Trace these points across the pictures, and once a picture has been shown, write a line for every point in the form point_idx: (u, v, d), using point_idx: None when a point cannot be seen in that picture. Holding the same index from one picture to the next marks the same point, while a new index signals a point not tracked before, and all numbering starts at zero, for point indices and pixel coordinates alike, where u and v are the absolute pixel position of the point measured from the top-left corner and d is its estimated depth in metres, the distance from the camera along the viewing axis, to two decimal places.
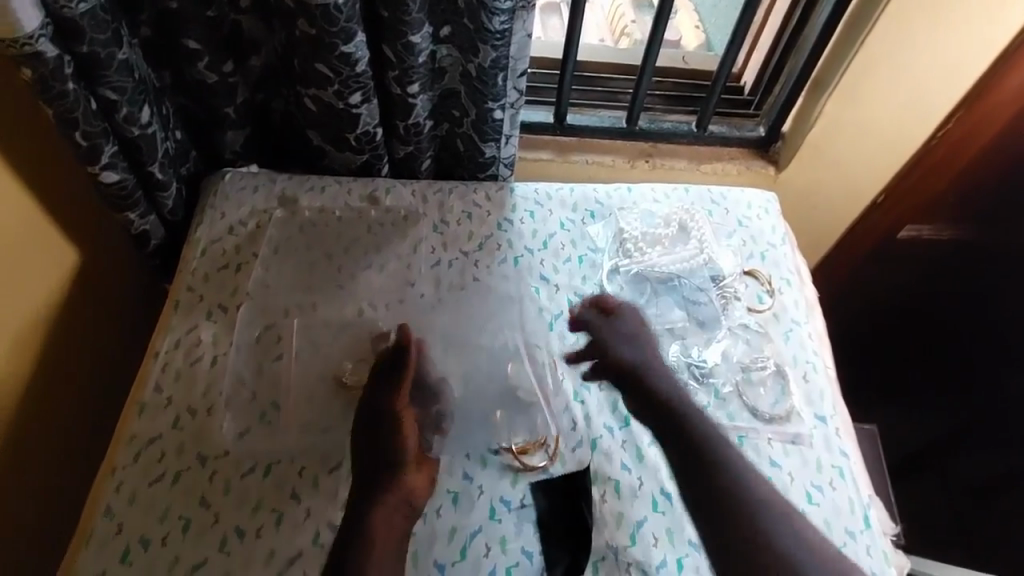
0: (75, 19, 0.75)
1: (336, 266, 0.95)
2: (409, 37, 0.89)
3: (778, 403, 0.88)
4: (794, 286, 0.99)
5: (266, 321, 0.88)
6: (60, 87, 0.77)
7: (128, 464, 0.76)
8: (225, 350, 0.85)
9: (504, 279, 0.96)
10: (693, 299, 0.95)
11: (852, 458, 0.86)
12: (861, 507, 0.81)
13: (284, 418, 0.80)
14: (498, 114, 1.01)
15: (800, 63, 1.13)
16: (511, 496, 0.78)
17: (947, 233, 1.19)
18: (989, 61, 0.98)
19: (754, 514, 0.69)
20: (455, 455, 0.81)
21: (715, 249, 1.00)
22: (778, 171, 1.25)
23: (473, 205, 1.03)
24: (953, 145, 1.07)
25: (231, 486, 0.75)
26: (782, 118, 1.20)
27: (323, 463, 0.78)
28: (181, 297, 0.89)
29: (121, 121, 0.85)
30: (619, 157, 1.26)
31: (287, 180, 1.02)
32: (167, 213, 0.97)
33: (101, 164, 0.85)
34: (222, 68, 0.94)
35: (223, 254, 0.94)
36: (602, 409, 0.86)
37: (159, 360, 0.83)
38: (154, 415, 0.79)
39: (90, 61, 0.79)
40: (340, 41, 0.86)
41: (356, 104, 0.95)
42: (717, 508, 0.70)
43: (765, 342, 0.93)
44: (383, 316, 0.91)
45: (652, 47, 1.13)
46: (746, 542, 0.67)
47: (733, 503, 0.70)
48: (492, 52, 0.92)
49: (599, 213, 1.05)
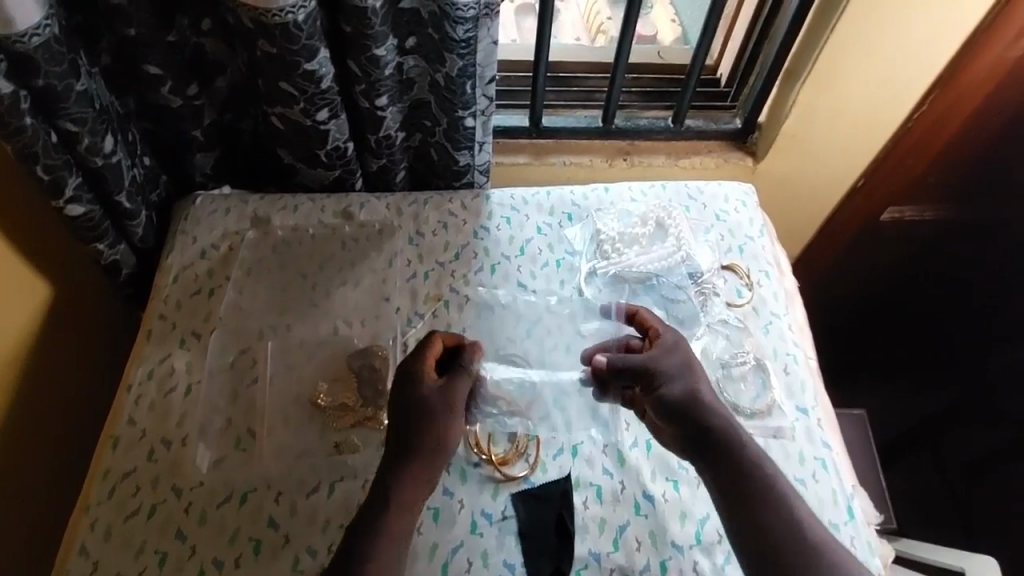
0: (30, 52, 0.73)
1: (309, 285, 0.95)
2: (374, 50, 0.87)
3: (760, 397, 0.86)
4: (774, 278, 0.98)
5: (240, 345, 0.88)
6: (17, 123, 0.76)
7: (103, 499, 0.76)
8: (199, 378, 0.84)
9: (481, 288, 0.95)
10: (672, 298, 0.95)
11: (834, 449, 0.85)
12: (844, 498, 0.80)
13: (259, 446, 0.80)
14: (469, 121, 0.99)
15: (772, 54, 1.10)
16: (492, 509, 0.77)
17: (930, 213, 1.23)
18: (967, 31, 0.98)
19: (788, 517, 0.63)
20: None
21: (693, 245, 0.99)
22: (755, 162, 1.22)
23: (448, 214, 1.01)
24: (926, 127, 1.11)
25: (207, 515, 0.75)
26: (758, 110, 1.17)
27: (300, 487, 0.77)
28: (153, 326, 0.89)
29: (84, 151, 0.83)
30: (596, 157, 1.25)
31: (259, 201, 1.01)
32: (137, 241, 0.97)
33: (65, 197, 0.84)
34: (186, 92, 0.93)
35: (195, 279, 0.93)
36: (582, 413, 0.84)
37: (131, 393, 0.83)
38: (128, 448, 0.79)
39: (46, 94, 0.77)
40: (303, 58, 0.84)
41: (324, 121, 0.93)
42: (754, 512, 0.64)
43: (746, 337, 0.91)
44: (358, 333, 0.90)
45: (624, 44, 1.11)
46: (762, 508, 0.64)
47: (768, 509, 0.64)
48: (459, 60, 0.90)
49: (576, 215, 1.03)
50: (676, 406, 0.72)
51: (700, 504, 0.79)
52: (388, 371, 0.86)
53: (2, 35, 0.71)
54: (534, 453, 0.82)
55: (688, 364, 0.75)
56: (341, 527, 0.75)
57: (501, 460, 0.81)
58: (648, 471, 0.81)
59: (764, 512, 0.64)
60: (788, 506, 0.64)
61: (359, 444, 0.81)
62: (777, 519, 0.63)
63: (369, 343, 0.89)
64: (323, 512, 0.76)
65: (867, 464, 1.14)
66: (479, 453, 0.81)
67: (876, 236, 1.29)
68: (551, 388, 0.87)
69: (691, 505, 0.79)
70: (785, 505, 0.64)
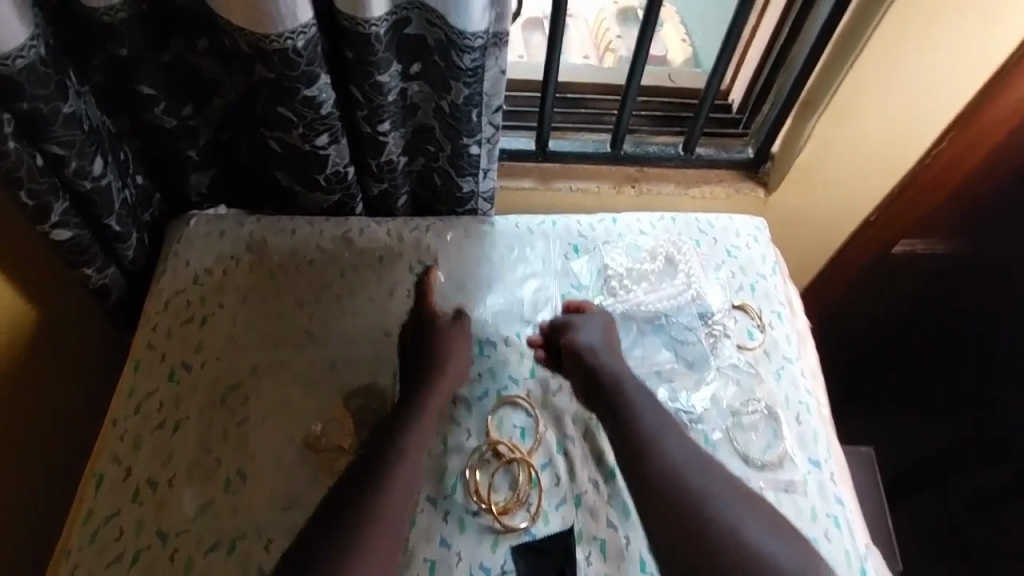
0: (14, 74, 0.70)
1: (305, 314, 0.91)
2: (377, 76, 0.84)
3: (770, 449, 0.84)
4: (786, 318, 0.95)
5: (232, 378, 0.84)
6: (1, 148, 0.72)
7: (85, 544, 0.72)
8: (188, 413, 0.81)
9: (484, 320, 0.93)
10: (681, 339, 0.92)
11: (847, 505, 0.83)
12: (858, 559, 0.78)
13: (248, 488, 0.77)
14: (475, 149, 0.96)
15: (789, 84, 1.08)
16: (492, 563, 0.74)
17: (941, 245, 1.20)
18: (992, 66, 0.95)
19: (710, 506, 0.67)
20: (431, 518, 0.76)
21: (703, 283, 0.97)
22: (767, 193, 1.20)
23: (451, 242, 0.98)
24: (945, 164, 1.08)
25: (194, 563, 0.72)
26: (771, 140, 1.15)
27: (291, 534, 0.74)
28: (142, 357, 0.85)
29: (72, 174, 0.80)
30: (604, 183, 1.21)
31: (255, 223, 0.97)
32: (127, 264, 0.93)
33: (51, 222, 0.81)
34: (181, 112, 0.90)
35: (186, 306, 0.90)
36: (585, 461, 0.82)
37: (117, 428, 0.80)
38: (111, 489, 0.75)
39: (32, 117, 0.73)
40: (303, 84, 0.81)
41: (323, 146, 0.90)
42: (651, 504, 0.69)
43: (758, 383, 0.89)
44: (355, 367, 0.87)
45: (636, 66, 1.08)
46: (659, 501, 0.69)
47: (681, 506, 0.67)
48: (465, 89, 0.87)
49: (582, 246, 1.00)
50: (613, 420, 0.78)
51: None
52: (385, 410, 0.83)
53: None
54: (535, 501, 0.79)
55: (611, 349, 0.86)
56: None
57: (501, 508, 0.77)
58: None
59: (658, 504, 0.68)
60: (685, 497, 0.68)
61: None
62: (669, 507, 0.68)
63: (367, 379, 0.86)
64: None
65: (875, 507, 1.12)
66: (478, 500, 0.78)
67: (886, 270, 1.26)
68: (555, 433, 0.84)
69: None
70: (678, 496, 0.68)
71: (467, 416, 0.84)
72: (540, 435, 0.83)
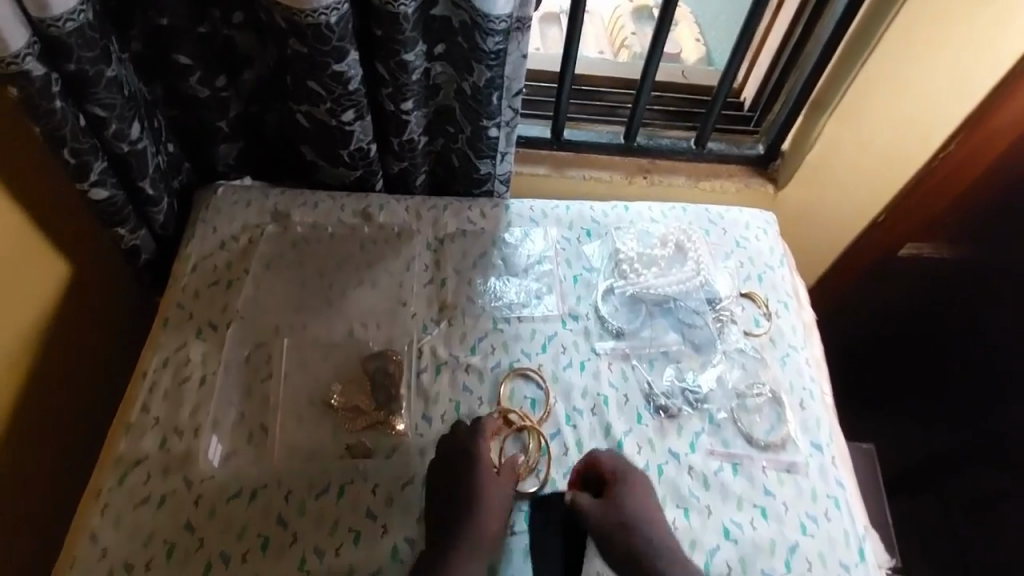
0: (63, 37, 0.73)
1: (327, 283, 0.95)
2: (403, 55, 0.87)
3: (774, 430, 0.88)
4: (792, 309, 0.99)
5: (257, 339, 0.88)
6: (47, 106, 0.75)
7: (114, 486, 0.76)
8: (215, 369, 0.85)
9: (495, 299, 0.95)
10: (688, 322, 0.96)
11: (848, 488, 0.86)
12: (856, 540, 0.81)
13: (270, 442, 0.81)
14: (493, 131, 0.99)
15: (800, 83, 1.13)
16: (500, 524, 0.78)
17: (948, 251, 1.19)
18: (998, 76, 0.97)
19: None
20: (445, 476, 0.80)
21: (712, 270, 1.00)
22: (776, 189, 1.25)
23: (467, 221, 1.02)
24: (955, 167, 1.08)
25: (217, 509, 0.75)
26: (781, 137, 1.20)
27: (311, 488, 0.77)
28: (170, 315, 0.88)
29: (111, 137, 0.83)
30: (617, 173, 1.24)
31: (280, 196, 1.00)
32: (157, 227, 0.97)
33: (90, 181, 0.84)
34: (214, 83, 0.93)
35: (214, 270, 0.93)
36: (592, 432, 0.85)
37: (146, 380, 0.83)
38: (140, 435, 0.79)
39: (78, 78, 0.77)
40: (333, 59, 0.84)
41: (349, 122, 0.93)
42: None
43: (763, 368, 0.93)
44: (374, 335, 0.91)
45: (652, 59, 1.11)
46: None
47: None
48: (487, 71, 0.90)
49: (594, 231, 1.03)
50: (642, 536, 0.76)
51: (711, 534, 0.80)
52: (401, 377, 0.86)
53: (37, 18, 0.71)
54: (544, 470, 0.82)
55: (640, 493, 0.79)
56: (350, 530, 0.75)
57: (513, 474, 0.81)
58: (659, 496, 0.82)
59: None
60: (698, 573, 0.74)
61: (370, 448, 0.81)
62: None
63: (384, 346, 0.89)
64: (333, 514, 0.76)
65: (874, 498, 1.15)
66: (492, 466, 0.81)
67: (891, 274, 1.28)
68: (564, 405, 0.87)
69: (701, 535, 0.80)
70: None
71: (480, 385, 0.87)
72: (551, 407, 0.86)
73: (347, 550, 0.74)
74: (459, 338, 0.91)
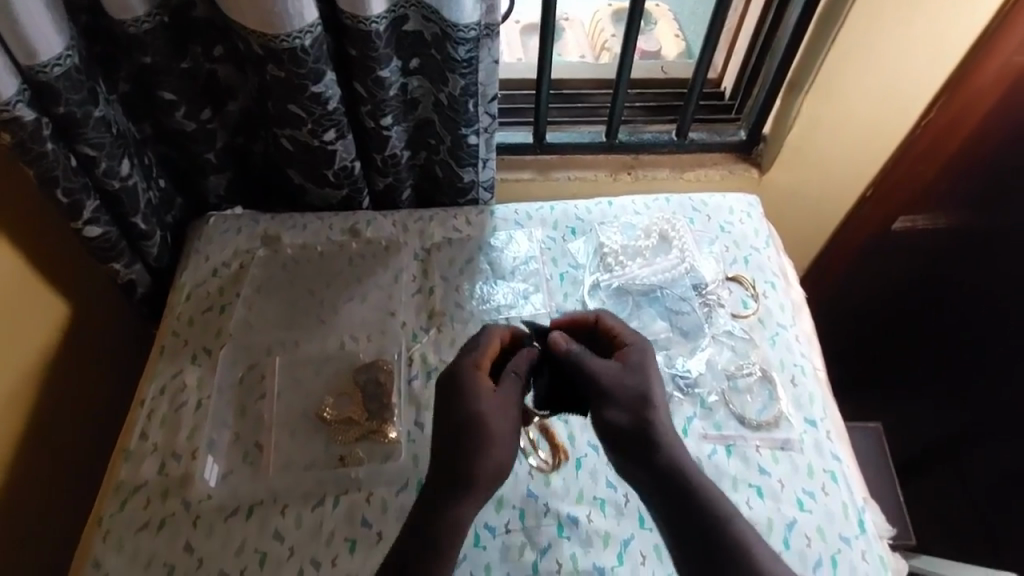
0: (51, 81, 0.77)
1: (318, 300, 0.96)
2: (379, 72, 0.90)
3: (766, 410, 0.86)
4: (780, 288, 0.98)
5: (249, 360, 0.90)
6: (38, 149, 0.79)
7: (115, 512, 0.78)
8: (209, 393, 0.87)
9: (484, 303, 0.96)
10: (676, 309, 0.95)
11: (844, 460, 0.84)
12: (855, 511, 0.79)
13: (266, 459, 0.82)
14: (473, 139, 1.01)
15: (774, 68, 1.09)
16: (496, 522, 0.77)
17: (942, 222, 1.18)
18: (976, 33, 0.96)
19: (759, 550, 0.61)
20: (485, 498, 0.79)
21: (697, 256, 0.99)
22: (761, 174, 1.22)
23: (453, 230, 1.03)
24: (941, 130, 1.08)
25: (215, 528, 0.77)
26: (762, 120, 1.16)
27: (306, 501, 0.79)
28: (166, 343, 0.91)
29: (101, 175, 0.86)
30: (601, 171, 1.25)
31: (269, 220, 1.03)
32: (152, 261, 1.00)
33: (84, 219, 0.87)
34: (200, 116, 0.96)
35: (207, 296, 0.95)
36: (596, 475, 0.81)
37: (145, 408, 0.85)
38: (140, 462, 0.81)
39: (67, 120, 0.81)
40: (311, 81, 0.87)
41: (331, 141, 0.95)
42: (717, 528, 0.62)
43: (752, 348, 0.92)
44: (364, 347, 0.92)
45: (626, 54, 1.11)
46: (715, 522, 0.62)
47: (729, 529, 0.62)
48: (461, 80, 0.92)
49: (579, 229, 1.04)
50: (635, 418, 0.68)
51: None
52: (392, 385, 0.87)
53: (26, 66, 0.75)
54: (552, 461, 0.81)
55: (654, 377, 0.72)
56: (346, 539, 0.76)
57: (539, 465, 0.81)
58: None
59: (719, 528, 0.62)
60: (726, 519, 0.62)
61: (364, 457, 0.83)
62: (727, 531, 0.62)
63: (375, 357, 0.91)
64: (329, 524, 0.77)
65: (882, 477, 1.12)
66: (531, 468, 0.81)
67: (890, 249, 1.26)
68: (585, 436, 0.84)
69: None
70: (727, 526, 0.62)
71: None
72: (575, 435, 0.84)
73: (343, 560, 0.74)
74: (449, 343, 0.92)
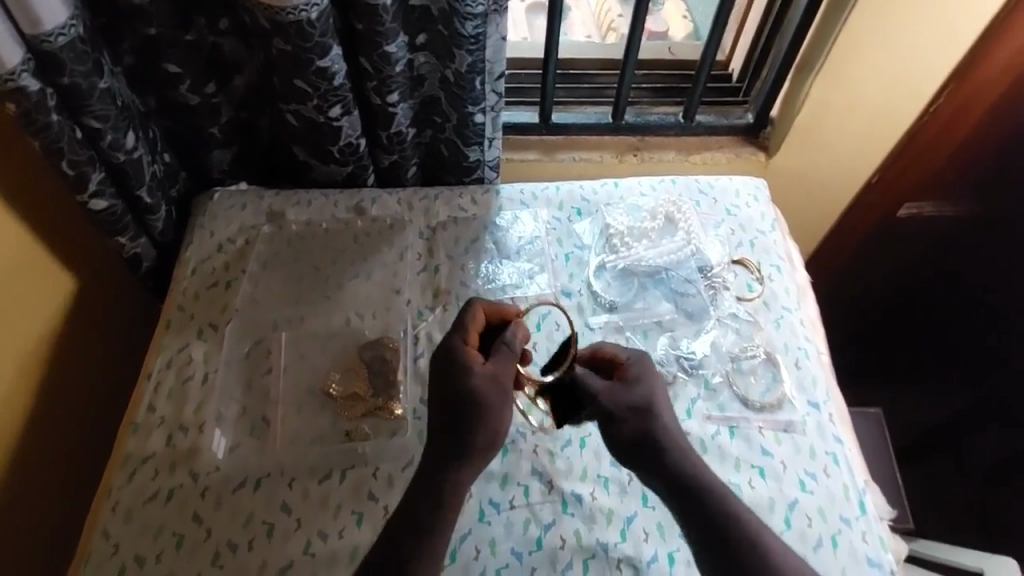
0: (56, 51, 0.76)
1: (323, 277, 0.96)
2: (386, 47, 0.89)
3: (770, 392, 0.87)
4: (785, 272, 0.98)
5: (255, 336, 0.91)
6: (44, 120, 0.79)
7: (124, 483, 0.78)
8: (215, 367, 0.87)
9: (489, 281, 0.96)
10: (681, 291, 0.95)
11: (846, 443, 0.85)
12: (856, 493, 0.80)
13: (272, 433, 0.83)
14: (479, 117, 1.00)
15: (783, 48, 1.10)
16: (501, 498, 0.78)
17: (947, 210, 1.17)
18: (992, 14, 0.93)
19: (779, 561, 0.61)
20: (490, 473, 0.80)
21: (702, 239, 0.99)
22: (767, 158, 1.22)
23: (459, 209, 1.03)
24: (947, 119, 1.06)
25: (223, 499, 0.77)
26: (769, 104, 1.16)
27: (313, 475, 0.79)
28: (172, 317, 0.91)
29: (106, 147, 0.86)
30: (607, 153, 1.24)
31: (274, 196, 1.02)
32: (157, 235, 1.00)
33: (89, 192, 0.87)
34: (204, 90, 0.95)
35: (212, 272, 0.95)
36: (600, 453, 0.82)
37: (152, 381, 0.86)
38: (147, 434, 0.82)
39: (71, 91, 0.80)
40: (317, 55, 0.86)
41: (337, 117, 0.95)
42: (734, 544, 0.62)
43: (756, 331, 0.92)
44: (369, 325, 0.92)
45: (635, 33, 1.10)
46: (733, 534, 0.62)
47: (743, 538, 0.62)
48: (468, 57, 0.91)
49: (585, 210, 1.03)
50: (678, 475, 0.66)
51: None
52: (398, 363, 0.88)
53: (31, 35, 0.74)
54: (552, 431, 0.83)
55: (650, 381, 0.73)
56: (352, 512, 0.77)
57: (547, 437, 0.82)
58: None
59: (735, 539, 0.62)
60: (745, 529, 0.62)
61: (370, 432, 0.83)
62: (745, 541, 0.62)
63: (380, 334, 0.91)
64: (336, 497, 0.78)
65: (882, 462, 1.14)
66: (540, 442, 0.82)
67: (897, 232, 1.25)
68: None
69: None
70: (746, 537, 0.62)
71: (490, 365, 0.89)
72: None
73: (350, 532, 0.76)
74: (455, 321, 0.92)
